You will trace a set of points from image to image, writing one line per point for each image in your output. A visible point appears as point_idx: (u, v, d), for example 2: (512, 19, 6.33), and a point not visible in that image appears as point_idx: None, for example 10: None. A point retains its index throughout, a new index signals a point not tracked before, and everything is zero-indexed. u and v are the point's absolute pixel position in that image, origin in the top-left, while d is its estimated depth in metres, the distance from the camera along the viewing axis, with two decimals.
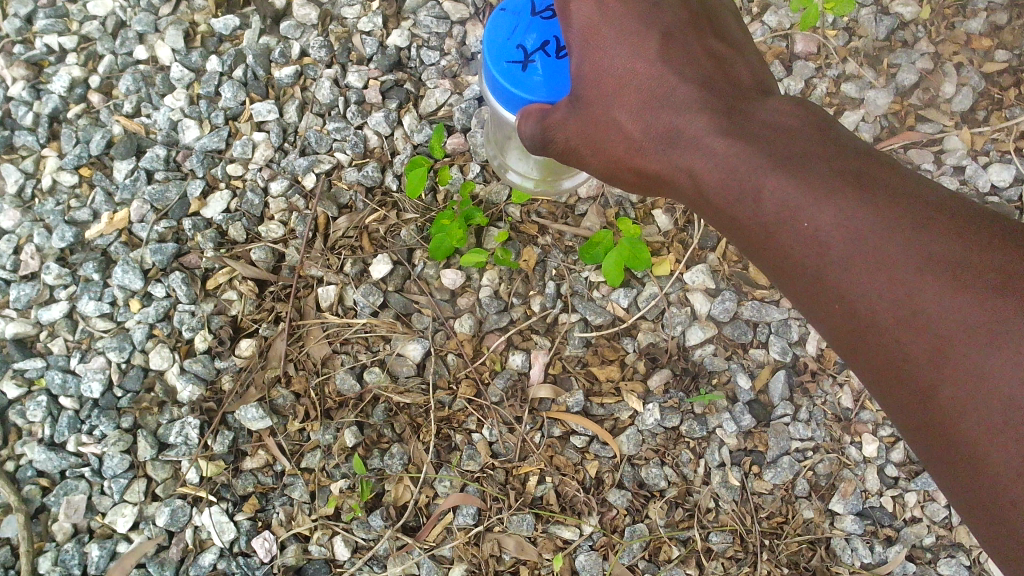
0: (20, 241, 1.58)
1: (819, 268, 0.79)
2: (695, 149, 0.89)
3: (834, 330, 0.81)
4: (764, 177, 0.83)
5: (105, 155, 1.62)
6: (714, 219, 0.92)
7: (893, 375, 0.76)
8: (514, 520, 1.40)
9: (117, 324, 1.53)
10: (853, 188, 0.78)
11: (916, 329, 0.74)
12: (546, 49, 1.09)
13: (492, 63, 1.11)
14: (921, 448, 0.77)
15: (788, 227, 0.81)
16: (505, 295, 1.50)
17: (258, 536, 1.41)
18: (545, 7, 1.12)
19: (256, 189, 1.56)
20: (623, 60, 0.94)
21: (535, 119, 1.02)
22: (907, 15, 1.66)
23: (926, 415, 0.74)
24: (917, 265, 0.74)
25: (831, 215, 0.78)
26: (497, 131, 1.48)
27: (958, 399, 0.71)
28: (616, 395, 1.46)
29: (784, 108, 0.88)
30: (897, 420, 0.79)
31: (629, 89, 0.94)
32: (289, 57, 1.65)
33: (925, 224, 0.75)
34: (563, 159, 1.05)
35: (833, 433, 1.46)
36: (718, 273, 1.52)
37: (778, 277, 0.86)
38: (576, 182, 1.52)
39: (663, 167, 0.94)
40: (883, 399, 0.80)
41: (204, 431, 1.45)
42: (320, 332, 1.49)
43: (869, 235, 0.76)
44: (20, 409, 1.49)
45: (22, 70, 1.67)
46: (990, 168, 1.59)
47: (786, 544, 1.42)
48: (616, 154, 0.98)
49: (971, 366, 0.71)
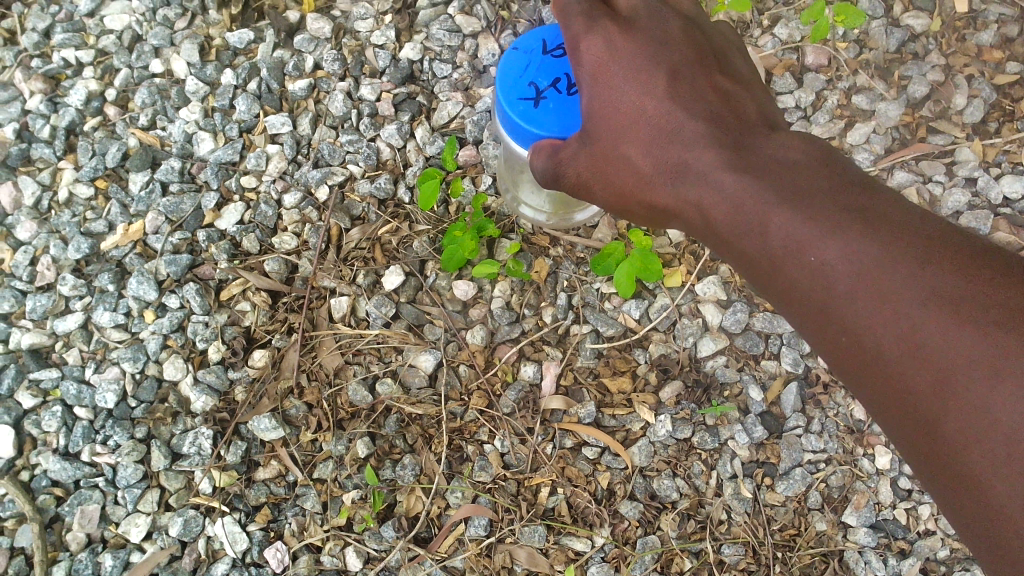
0: (36, 252, 1.60)
1: (827, 304, 0.78)
2: (700, 181, 0.88)
3: (845, 369, 0.79)
4: (771, 212, 0.81)
5: (120, 167, 1.63)
6: (724, 254, 0.90)
7: (903, 413, 0.74)
8: (526, 531, 1.41)
9: (132, 335, 1.54)
10: (860, 223, 0.77)
11: (923, 365, 0.71)
12: (558, 86, 1.09)
13: (504, 100, 1.10)
14: (934, 489, 0.75)
15: (795, 262, 0.79)
16: (517, 306, 1.50)
17: (270, 546, 1.42)
18: (556, 45, 1.12)
19: (269, 202, 1.58)
20: (631, 96, 0.93)
21: (547, 154, 1.03)
22: (917, 27, 1.66)
23: (936, 453, 0.72)
24: (923, 300, 0.72)
25: (838, 250, 0.76)
26: (508, 166, 1.47)
27: (966, 437, 0.69)
28: (628, 407, 1.46)
29: (790, 142, 0.87)
30: (911, 461, 0.77)
31: (635, 123, 0.93)
32: (302, 70, 1.67)
33: (931, 259, 0.73)
34: (574, 193, 1.04)
35: (845, 445, 1.46)
36: (730, 284, 1.51)
37: (788, 314, 0.84)
38: (587, 215, 1.51)
39: (670, 200, 0.92)
40: (897, 439, 0.78)
41: (217, 442, 1.46)
42: (332, 343, 1.49)
43: (875, 270, 0.74)
44: (35, 419, 1.50)
45: (39, 84, 1.69)
46: (1003, 180, 1.58)
47: (799, 556, 1.42)
48: (625, 187, 0.96)
49: (979, 403, 0.69)
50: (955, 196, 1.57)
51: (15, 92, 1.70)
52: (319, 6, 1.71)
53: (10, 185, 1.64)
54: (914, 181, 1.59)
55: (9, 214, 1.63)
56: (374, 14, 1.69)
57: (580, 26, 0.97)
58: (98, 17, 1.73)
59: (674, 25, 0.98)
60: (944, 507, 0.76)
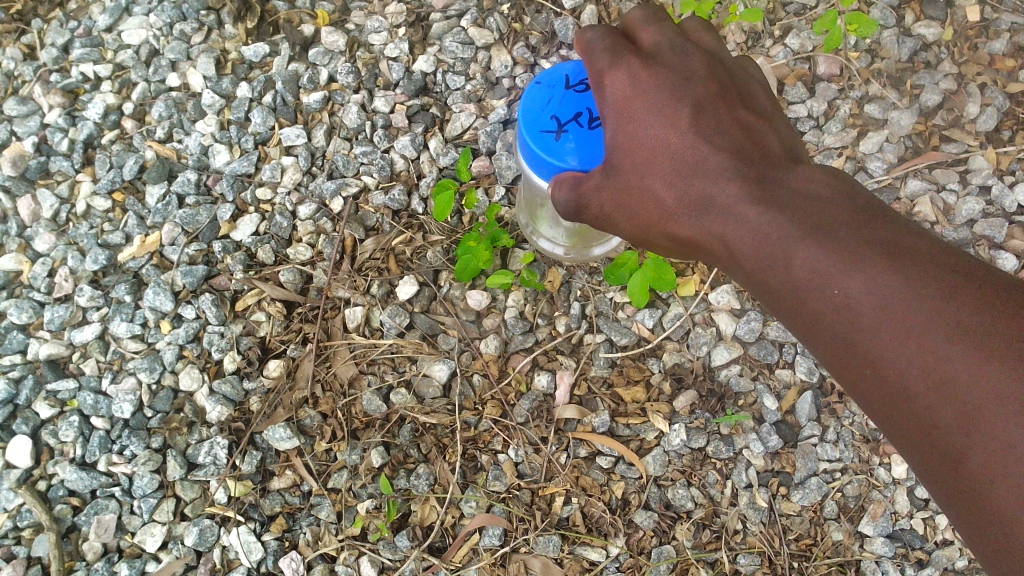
0: (54, 264, 1.61)
1: (851, 338, 0.78)
2: (725, 215, 0.88)
3: (871, 403, 0.79)
4: (795, 245, 0.81)
5: (138, 180, 1.65)
6: (748, 286, 0.90)
7: (926, 445, 0.74)
8: (540, 541, 1.40)
9: (148, 346, 1.55)
10: (884, 259, 0.77)
11: (946, 399, 0.71)
12: (579, 119, 1.06)
13: (526, 132, 1.08)
14: (959, 522, 0.74)
15: (819, 296, 0.80)
16: (530, 316, 1.51)
17: (285, 556, 1.42)
18: (580, 80, 1.10)
19: (284, 213, 1.59)
20: (654, 129, 0.93)
21: (569, 187, 0.99)
22: (929, 36, 1.67)
23: (959, 485, 0.72)
24: (946, 335, 0.72)
25: (861, 285, 0.77)
26: (529, 199, 1.47)
27: (990, 471, 0.69)
28: (642, 416, 1.46)
29: (814, 174, 0.86)
30: (936, 495, 0.76)
31: (660, 156, 0.92)
32: (317, 83, 1.69)
33: (953, 295, 0.73)
34: (598, 225, 1.01)
35: (861, 454, 1.45)
36: (743, 293, 1.51)
37: (814, 349, 0.84)
38: (605, 248, 1.51)
39: (694, 232, 0.92)
40: (922, 472, 0.77)
41: (232, 452, 1.46)
42: (347, 353, 1.50)
43: (898, 305, 0.74)
44: (53, 429, 1.51)
45: (57, 98, 1.72)
46: (1017, 188, 1.57)
47: (816, 566, 1.41)
48: (650, 220, 0.95)
49: (1003, 438, 0.68)
50: (969, 204, 1.56)
51: (34, 106, 1.72)
52: (333, 20, 1.73)
53: (29, 198, 1.66)
54: (928, 189, 1.58)
55: (28, 227, 1.65)
56: (387, 27, 1.71)
57: (604, 62, 0.97)
58: (116, 32, 1.76)
59: (698, 60, 0.98)
60: (968, 539, 0.75)
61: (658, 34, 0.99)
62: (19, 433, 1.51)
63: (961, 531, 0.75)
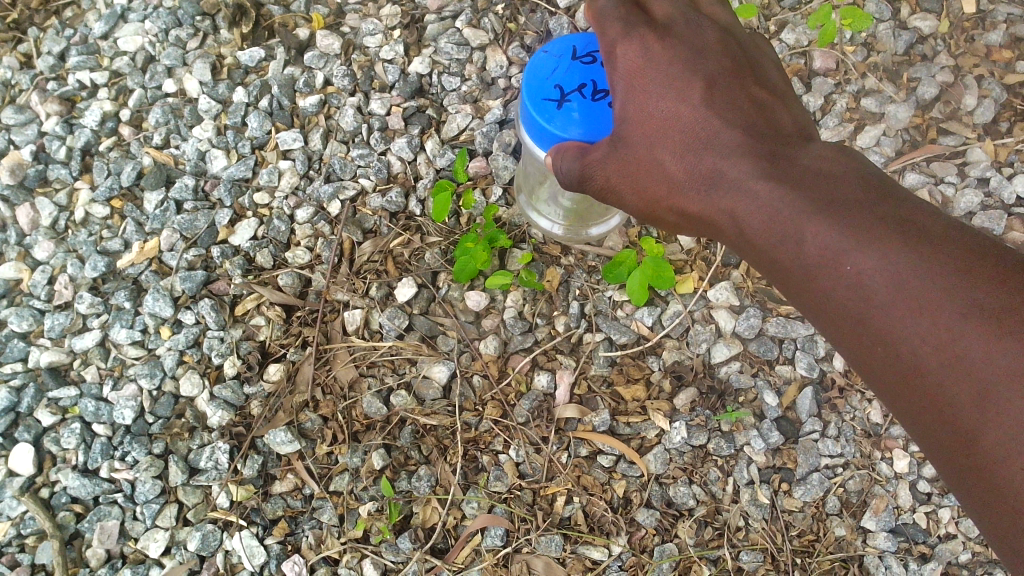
0: (54, 272, 1.62)
1: (864, 313, 0.78)
2: (734, 190, 0.87)
3: (881, 378, 0.78)
4: (807, 221, 0.81)
5: (135, 186, 1.65)
6: (757, 263, 0.90)
7: (937, 421, 0.74)
8: (543, 541, 1.40)
9: (149, 351, 1.55)
10: (897, 234, 0.76)
11: (960, 377, 0.72)
12: (583, 91, 1.07)
13: (529, 99, 1.08)
14: (967, 497, 0.75)
15: (830, 273, 0.79)
16: (529, 315, 1.51)
17: (287, 560, 1.42)
18: (587, 52, 1.10)
19: (282, 217, 1.59)
20: (665, 104, 0.92)
21: (573, 155, 0.99)
22: (925, 29, 1.66)
23: (969, 460, 0.72)
24: (961, 312, 0.72)
25: (874, 260, 0.76)
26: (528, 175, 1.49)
27: (1004, 447, 0.69)
28: (643, 414, 1.46)
29: (826, 151, 0.86)
30: (945, 471, 0.77)
31: (670, 130, 0.92)
32: (313, 86, 1.69)
33: (969, 272, 0.73)
34: (602, 199, 1.01)
35: (863, 449, 1.45)
36: (742, 289, 1.52)
37: (822, 322, 0.84)
38: (604, 228, 1.52)
39: (703, 209, 0.91)
40: (930, 447, 0.78)
41: (234, 456, 1.46)
42: (347, 356, 1.50)
43: (914, 279, 0.74)
44: (55, 436, 1.51)
45: (55, 105, 1.72)
46: (1015, 179, 1.57)
47: (818, 562, 1.40)
48: (658, 195, 0.94)
49: (1017, 415, 0.69)
50: (968, 196, 1.55)
51: (32, 114, 1.73)
52: (328, 23, 1.74)
53: (28, 207, 1.66)
54: (926, 182, 1.58)
55: (27, 235, 1.65)
56: (383, 30, 1.71)
57: (616, 32, 0.96)
58: (112, 39, 1.76)
59: (711, 36, 0.97)
60: (976, 515, 0.76)
61: (670, 7, 0.98)
62: (21, 441, 1.51)
63: (967, 504, 0.76)
